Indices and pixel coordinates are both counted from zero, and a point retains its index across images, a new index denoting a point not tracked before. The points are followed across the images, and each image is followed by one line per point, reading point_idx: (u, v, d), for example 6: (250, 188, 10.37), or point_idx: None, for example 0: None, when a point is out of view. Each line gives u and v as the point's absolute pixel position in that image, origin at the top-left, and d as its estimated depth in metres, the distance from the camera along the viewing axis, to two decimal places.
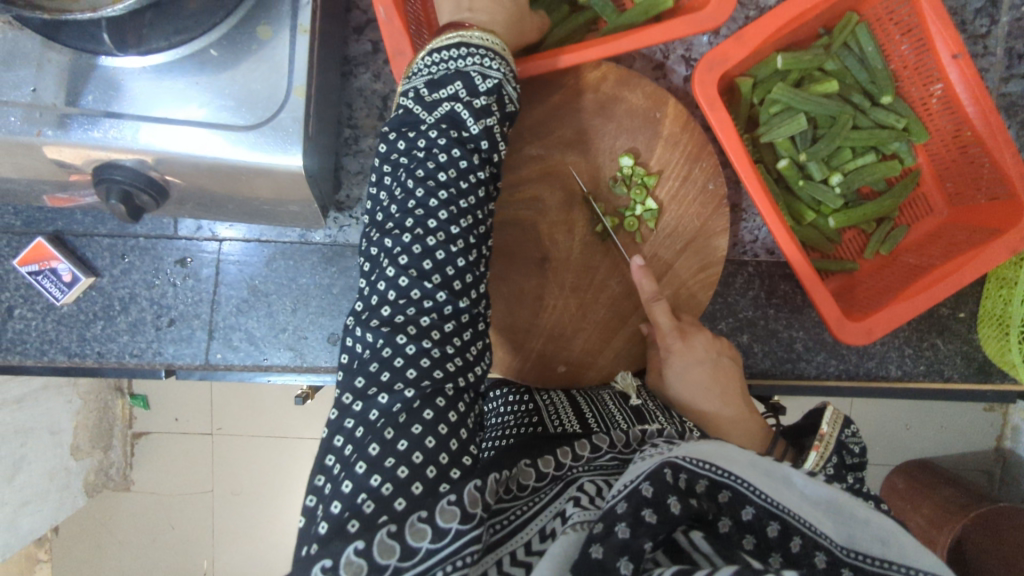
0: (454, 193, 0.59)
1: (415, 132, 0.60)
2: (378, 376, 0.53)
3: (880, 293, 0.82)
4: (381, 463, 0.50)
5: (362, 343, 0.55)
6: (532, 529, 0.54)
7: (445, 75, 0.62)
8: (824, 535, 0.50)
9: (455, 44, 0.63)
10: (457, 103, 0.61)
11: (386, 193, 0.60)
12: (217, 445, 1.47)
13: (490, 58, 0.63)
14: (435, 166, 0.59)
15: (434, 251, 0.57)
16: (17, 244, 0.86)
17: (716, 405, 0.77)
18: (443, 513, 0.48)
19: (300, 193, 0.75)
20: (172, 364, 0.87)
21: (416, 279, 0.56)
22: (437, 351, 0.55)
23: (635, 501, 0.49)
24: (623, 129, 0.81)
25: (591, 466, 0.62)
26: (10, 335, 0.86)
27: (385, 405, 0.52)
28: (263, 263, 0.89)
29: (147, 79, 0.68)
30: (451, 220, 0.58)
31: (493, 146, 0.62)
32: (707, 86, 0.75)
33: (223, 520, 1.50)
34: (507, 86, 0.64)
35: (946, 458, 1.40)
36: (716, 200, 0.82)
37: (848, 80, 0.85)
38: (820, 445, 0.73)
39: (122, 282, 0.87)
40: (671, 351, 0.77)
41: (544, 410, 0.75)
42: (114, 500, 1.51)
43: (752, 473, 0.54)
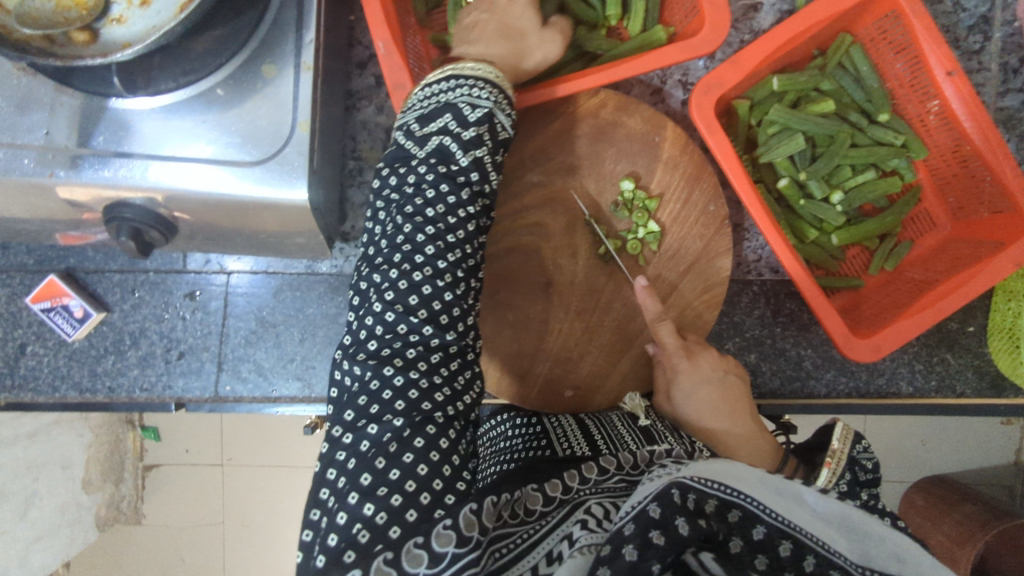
0: (442, 227, 0.58)
1: (406, 167, 0.61)
2: (366, 409, 0.53)
3: (887, 308, 0.82)
4: (373, 493, 0.50)
5: (350, 377, 0.55)
6: (538, 553, 0.54)
7: (435, 108, 0.62)
8: (838, 554, 0.50)
9: (449, 77, 0.63)
10: (446, 137, 0.60)
11: (376, 229, 0.60)
12: (227, 476, 1.47)
13: (479, 88, 0.62)
14: (423, 202, 0.58)
15: (421, 285, 0.57)
16: (31, 282, 0.87)
17: (725, 423, 0.75)
18: (440, 537, 0.49)
19: (306, 224, 0.76)
20: (182, 397, 0.88)
21: (403, 314, 0.56)
22: (425, 382, 0.55)
23: (643, 522, 0.49)
24: (622, 154, 0.82)
25: (598, 488, 0.62)
26: (22, 372, 0.87)
27: (374, 436, 0.52)
28: (271, 294, 0.89)
29: (157, 119, 0.70)
30: (439, 254, 0.58)
31: (483, 176, 0.61)
32: (705, 109, 0.76)
33: (234, 552, 1.49)
34: (500, 114, 0.63)
35: (965, 473, 1.38)
36: (719, 221, 0.82)
37: (845, 99, 0.86)
38: (831, 461, 0.72)
39: (133, 316, 0.88)
40: (676, 370, 0.76)
41: (552, 436, 0.75)
42: (126, 533, 1.51)
43: (762, 492, 0.53)
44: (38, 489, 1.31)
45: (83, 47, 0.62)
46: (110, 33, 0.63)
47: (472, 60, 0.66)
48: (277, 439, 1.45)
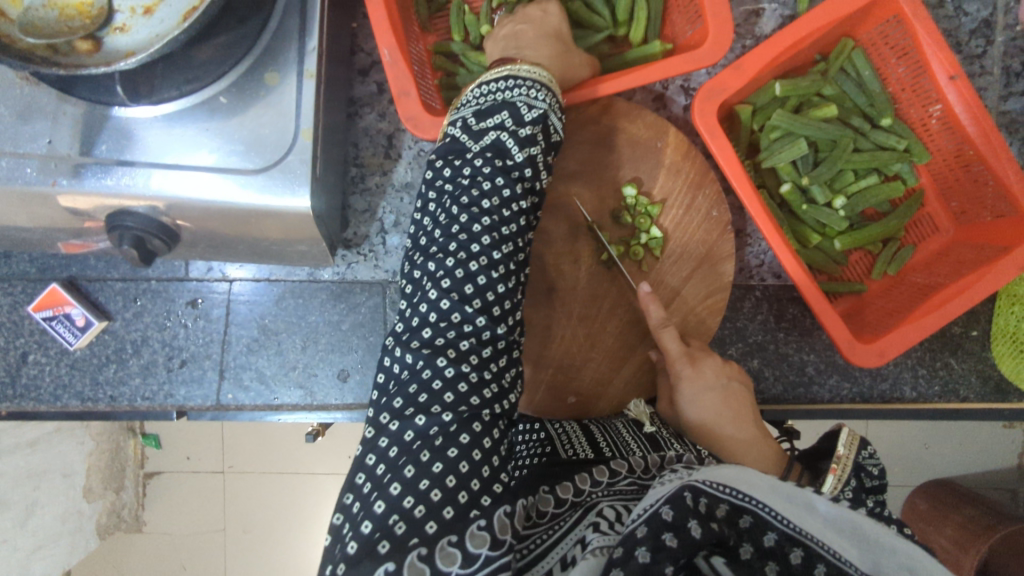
0: (497, 220, 0.59)
1: (461, 159, 0.61)
2: (416, 398, 0.53)
3: (891, 313, 0.82)
4: (415, 485, 0.49)
5: (401, 363, 0.55)
6: (553, 557, 0.55)
7: (493, 104, 0.62)
8: (849, 564, 0.50)
9: (508, 75, 0.64)
10: (503, 133, 0.61)
11: (429, 217, 0.61)
12: (229, 483, 1.46)
13: (537, 90, 0.64)
14: (480, 192, 0.59)
15: (476, 276, 0.57)
16: (32, 290, 0.87)
17: (730, 428, 0.75)
18: (474, 538, 0.49)
19: (309, 231, 0.76)
20: (184, 406, 0.88)
21: (458, 303, 0.56)
22: (476, 376, 0.55)
23: (655, 525, 0.49)
24: (625, 160, 0.82)
25: (610, 491, 0.62)
26: (23, 381, 0.87)
27: (421, 428, 0.52)
28: (272, 301, 0.89)
29: (159, 128, 0.70)
30: (493, 248, 0.58)
31: (535, 174, 0.62)
32: (707, 114, 0.76)
33: (234, 561, 1.49)
34: (553, 116, 0.64)
35: (967, 477, 1.38)
36: (722, 226, 0.82)
37: (848, 104, 0.86)
38: (837, 468, 0.72)
39: (135, 325, 0.87)
40: (680, 377, 0.76)
41: (557, 441, 0.74)
42: (127, 541, 1.50)
43: (774, 497, 0.53)
44: (38, 499, 1.31)
45: (86, 56, 0.61)
46: (114, 42, 0.63)
47: (526, 61, 0.67)
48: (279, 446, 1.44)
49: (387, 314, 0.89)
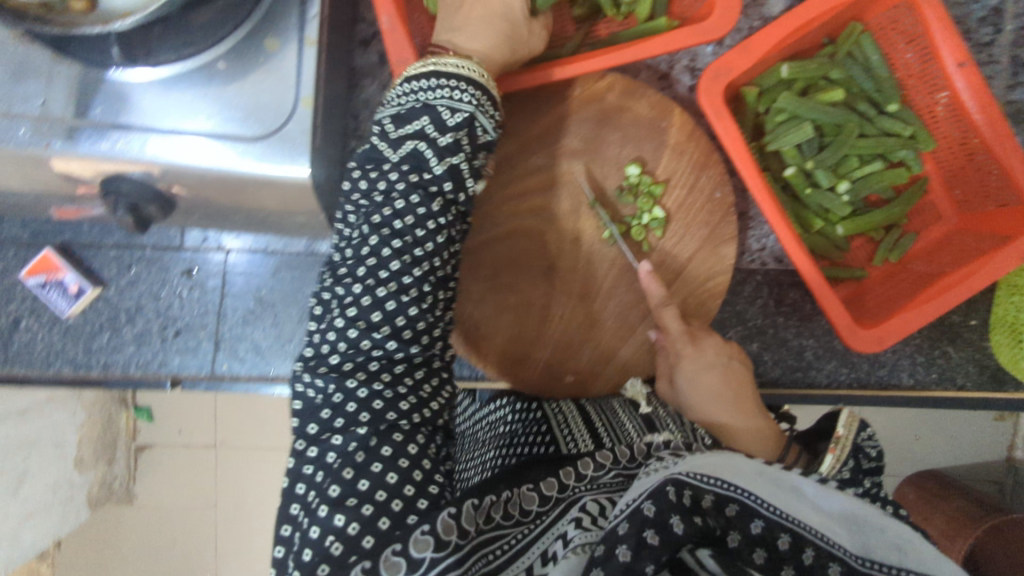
0: (410, 241, 0.60)
1: (377, 170, 0.62)
2: (334, 420, 0.57)
3: (891, 300, 0.82)
4: (343, 502, 0.54)
5: (314, 389, 0.58)
6: (533, 554, 0.56)
7: (412, 110, 0.62)
8: (837, 545, 0.51)
9: (432, 74, 0.62)
10: (422, 141, 0.61)
11: (345, 235, 0.62)
12: (221, 458, 1.47)
13: (461, 88, 0.61)
14: (391, 213, 0.60)
15: (385, 301, 0.59)
16: (24, 256, 0.85)
17: (729, 411, 0.77)
18: (418, 543, 0.52)
19: (307, 202, 0.75)
20: (178, 375, 0.87)
21: (366, 330, 0.59)
22: (390, 392, 0.58)
23: (637, 522, 0.51)
24: (629, 139, 0.81)
25: (593, 484, 0.62)
26: (16, 347, 0.86)
27: (341, 447, 0.56)
28: (268, 273, 0.88)
29: (155, 93, 0.68)
30: (404, 269, 0.60)
31: (457, 185, 0.62)
32: (713, 94, 0.75)
33: (224, 534, 1.51)
34: (481, 117, 0.63)
35: (956, 468, 1.39)
36: (724, 208, 0.82)
37: (854, 88, 0.84)
38: (836, 447, 0.73)
39: (129, 293, 0.87)
40: (682, 355, 0.77)
41: (557, 433, 0.77)
42: (118, 512, 1.51)
43: (759, 485, 0.55)
44: (28, 469, 1.31)
45: (81, 15, 0.60)
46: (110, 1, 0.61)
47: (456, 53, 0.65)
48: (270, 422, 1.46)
49: None
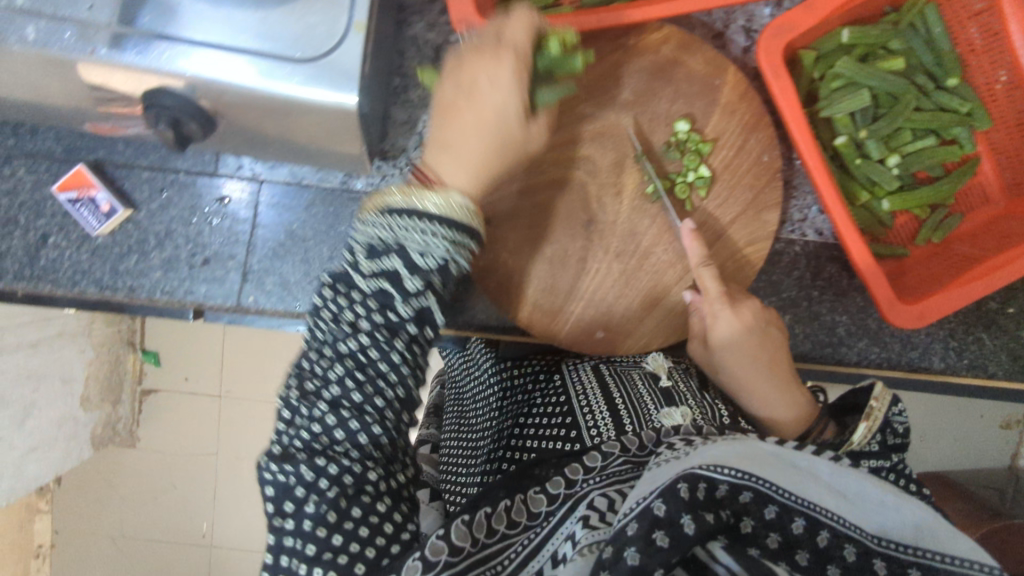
0: (374, 373, 0.59)
1: (348, 295, 0.59)
2: (305, 500, 0.57)
3: (933, 278, 0.82)
4: (319, 558, 0.57)
5: (280, 474, 0.58)
6: (543, 556, 0.62)
7: (386, 245, 0.58)
8: (853, 527, 0.55)
9: (408, 211, 0.58)
10: (392, 281, 0.58)
11: (313, 341, 0.60)
12: (226, 407, 1.52)
13: (438, 235, 0.58)
14: (358, 345, 0.58)
15: (349, 420, 0.58)
16: (57, 171, 0.84)
17: (766, 372, 0.78)
18: (409, 568, 0.58)
19: (349, 133, 0.75)
20: (204, 303, 0.87)
21: (331, 436, 0.59)
22: (360, 467, 0.59)
23: (647, 523, 0.53)
24: (680, 95, 0.79)
25: (601, 477, 0.66)
26: (43, 264, 0.85)
27: (313, 515, 0.57)
28: (302, 207, 0.87)
29: (203, 6, 0.65)
30: (364, 398, 0.59)
31: (423, 324, 0.60)
32: (772, 53, 0.73)
33: (226, 482, 1.56)
34: (455, 259, 0.60)
35: (961, 472, 1.38)
36: (771, 173, 0.80)
37: (913, 61, 0.81)
38: (868, 418, 0.71)
39: (159, 217, 0.85)
40: (716, 317, 0.76)
41: (578, 408, 0.82)
42: (121, 455, 1.55)
43: (773, 471, 0.57)
44: (37, 401, 1.25)
45: None
46: None
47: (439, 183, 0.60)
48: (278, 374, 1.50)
49: None
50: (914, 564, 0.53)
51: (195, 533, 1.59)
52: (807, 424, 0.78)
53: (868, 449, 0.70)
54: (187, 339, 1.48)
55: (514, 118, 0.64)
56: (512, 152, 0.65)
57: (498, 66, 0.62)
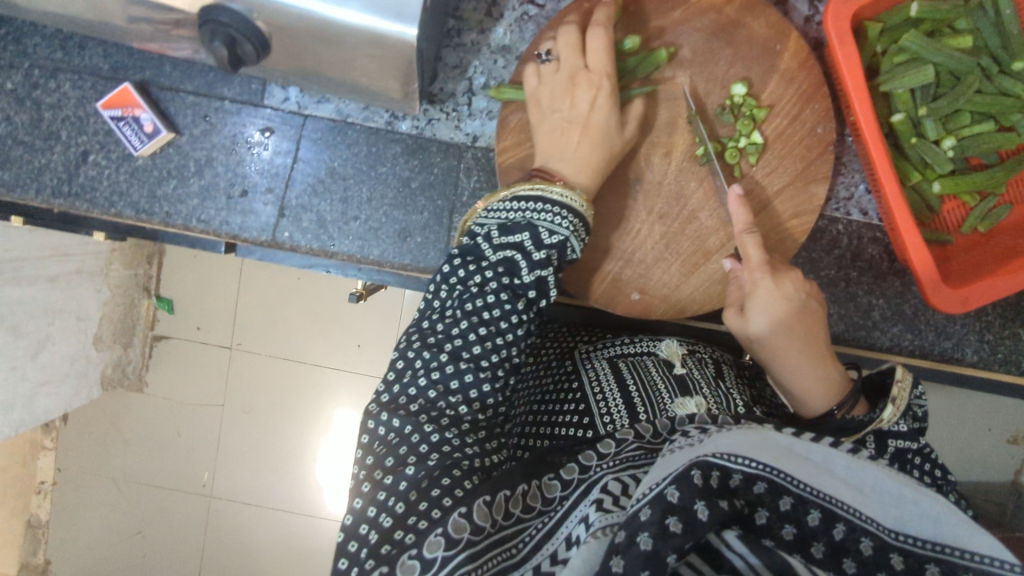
0: (494, 331, 0.61)
1: (475, 264, 0.63)
2: (405, 460, 0.57)
3: (976, 267, 0.81)
4: (405, 521, 0.54)
5: (389, 428, 0.58)
6: (558, 538, 0.55)
7: (517, 223, 0.65)
8: (871, 521, 0.50)
9: (537, 198, 0.66)
10: (519, 253, 0.63)
11: (434, 305, 0.63)
12: (235, 359, 1.48)
13: (562, 216, 0.66)
14: (482, 303, 0.61)
15: (465, 374, 0.60)
16: (103, 88, 0.84)
17: (801, 345, 0.73)
18: (430, 544, 0.52)
19: (404, 67, 0.72)
20: (238, 235, 0.86)
21: (444, 394, 0.60)
22: (458, 440, 0.59)
23: (660, 508, 0.49)
24: (740, 57, 0.78)
25: (615, 462, 0.61)
26: (81, 182, 0.84)
27: (413, 476, 0.56)
28: (345, 145, 0.86)
29: None
30: (481, 355, 0.61)
31: (540, 294, 0.64)
32: (841, 19, 0.73)
33: (230, 436, 1.51)
34: (573, 240, 0.66)
35: (966, 485, 1.35)
36: (823, 145, 0.78)
37: (978, 43, 0.79)
38: (895, 398, 0.67)
39: (201, 143, 0.85)
40: (757, 287, 0.73)
41: (591, 395, 0.79)
42: (128, 399, 1.51)
43: (787, 460, 0.53)
44: (51, 335, 1.26)
45: None
46: None
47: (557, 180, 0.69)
48: (291, 325, 1.46)
49: (458, 180, 0.87)
50: (933, 561, 0.48)
51: (196, 484, 1.53)
52: (838, 398, 0.72)
53: (896, 429, 0.66)
54: (202, 284, 1.45)
55: (612, 134, 0.73)
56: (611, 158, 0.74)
57: (592, 93, 0.71)
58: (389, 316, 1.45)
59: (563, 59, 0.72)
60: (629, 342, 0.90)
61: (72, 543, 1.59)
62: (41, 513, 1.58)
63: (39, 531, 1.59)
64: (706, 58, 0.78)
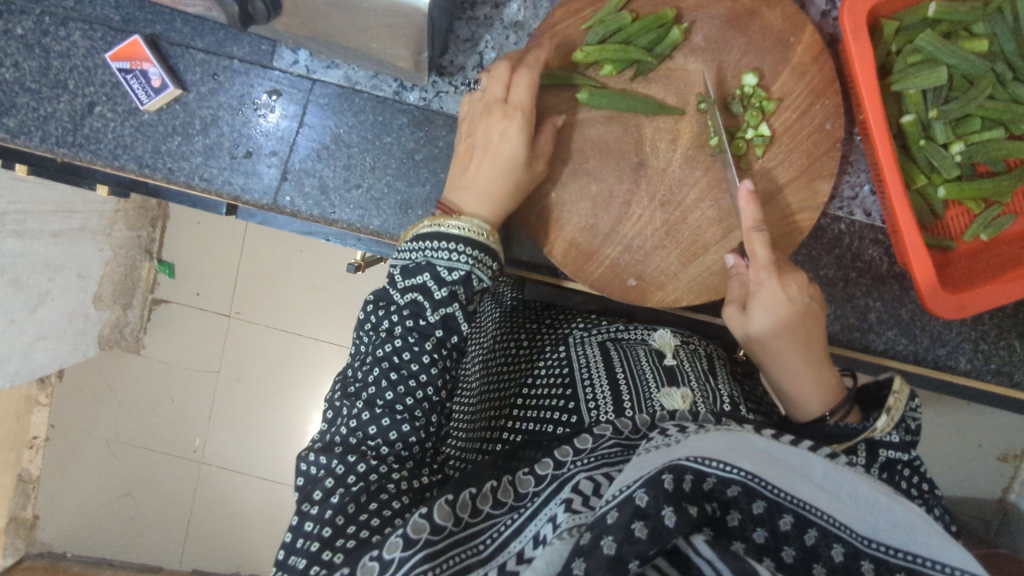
0: (405, 374, 0.65)
1: (386, 308, 0.67)
2: (332, 491, 0.60)
3: (977, 275, 0.80)
4: (333, 543, 0.56)
5: (317, 465, 0.62)
6: (525, 537, 0.56)
7: (418, 264, 0.66)
8: (844, 527, 0.50)
9: (433, 236, 0.67)
10: (422, 294, 0.65)
11: (357, 353, 0.68)
12: (232, 327, 1.48)
13: (461, 251, 0.66)
14: (391, 348, 0.65)
15: (380, 416, 0.63)
16: (113, 39, 0.84)
17: (799, 349, 0.72)
18: (389, 545, 0.54)
19: (415, 37, 0.71)
20: (239, 197, 0.86)
21: (364, 434, 0.64)
22: (384, 468, 0.62)
23: (628, 512, 0.49)
24: (753, 47, 0.77)
25: (589, 458, 0.62)
26: (85, 133, 0.84)
27: (337, 504, 0.59)
28: (351, 112, 0.86)
29: None
30: (395, 399, 0.64)
31: (449, 331, 0.66)
32: (857, 13, 0.72)
33: (223, 402, 1.52)
34: (477, 272, 0.66)
35: (950, 498, 1.34)
36: (831, 142, 0.78)
37: (993, 48, 0.78)
38: (890, 409, 0.65)
39: (208, 101, 0.85)
40: (762, 286, 0.72)
41: (578, 381, 0.79)
42: (124, 360, 1.52)
43: (763, 464, 0.53)
44: (51, 290, 1.26)
45: None
46: None
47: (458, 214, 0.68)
48: (289, 297, 1.46)
49: None
50: (905, 571, 0.49)
51: (186, 448, 1.54)
52: (832, 403, 0.71)
53: (889, 440, 0.65)
54: (203, 249, 1.45)
55: (523, 167, 0.72)
56: (524, 188, 0.73)
57: (505, 124, 0.71)
58: None
59: (488, 87, 0.73)
60: (624, 329, 0.90)
61: (63, 498, 1.60)
62: (32, 467, 1.59)
63: (31, 486, 1.60)
64: (719, 48, 0.77)
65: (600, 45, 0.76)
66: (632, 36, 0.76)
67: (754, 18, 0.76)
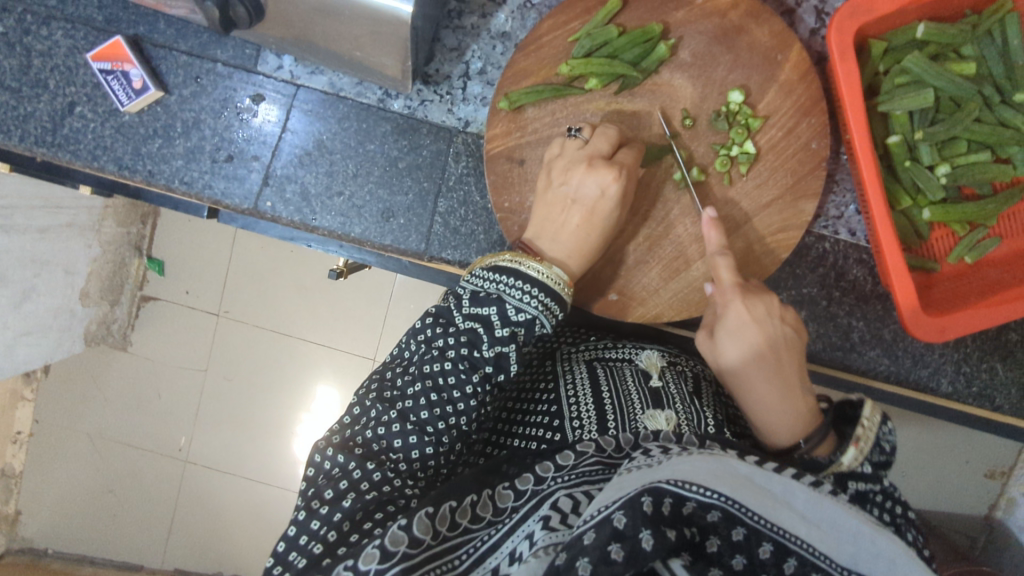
0: (444, 398, 0.65)
1: (444, 327, 0.67)
2: (344, 494, 0.60)
3: (958, 298, 0.80)
4: (335, 549, 0.57)
5: (333, 462, 0.62)
6: (502, 553, 0.57)
7: (487, 295, 0.66)
8: (823, 556, 0.50)
9: (511, 271, 0.67)
10: (484, 326, 0.65)
11: (402, 358, 0.68)
12: (220, 326, 1.47)
13: (533, 295, 0.66)
14: (438, 368, 0.65)
15: (411, 433, 0.64)
16: (96, 39, 0.83)
17: (767, 381, 0.70)
18: (365, 556, 0.54)
19: (399, 47, 0.70)
20: (220, 201, 0.85)
21: (389, 444, 0.64)
22: (398, 483, 0.63)
23: (605, 533, 0.49)
24: (739, 64, 0.76)
25: (570, 475, 0.61)
26: (65, 132, 0.83)
27: (348, 509, 0.59)
28: (335, 119, 0.85)
29: None
30: (428, 420, 0.65)
31: (499, 368, 0.66)
32: (844, 33, 0.71)
33: (208, 402, 1.51)
34: (541, 321, 0.67)
35: (934, 513, 1.33)
36: (817, 160, 0.77)
37: (982, 71, 0.79)
38: (859, 440, 0.62)
39: (190, 104, 0.84)
40: (728, 307, 0.72)
41: (563, 398, 0.79)
42: (109, 358, 1.51)
43: (744, 489, 0.52)
44: (37, 285, 1.25)
45: None
46: None
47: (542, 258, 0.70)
48: (276, 299, 1.45)
49: (447, 164, 0.86)
50: None
51: (171, 448, 1.53)
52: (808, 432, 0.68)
53: (859, 471, 0.62)
54: (191, 248, 1.44)
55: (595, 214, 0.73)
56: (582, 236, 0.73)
57: (608, 178, 0.71)
58: (376, 299, 1.44)
59: (591, 141, 0.74)
60: (612, 347, 0.88)
61: (46, 494, 1.58)
62: (15, 462, 1.57)
63: (13, 481, 1.58)
64: (704, 65, 0.77)
65: (585, 58, 0.75)
66: (617, 50, 0.76)
67: (740, 38, 0.76)
